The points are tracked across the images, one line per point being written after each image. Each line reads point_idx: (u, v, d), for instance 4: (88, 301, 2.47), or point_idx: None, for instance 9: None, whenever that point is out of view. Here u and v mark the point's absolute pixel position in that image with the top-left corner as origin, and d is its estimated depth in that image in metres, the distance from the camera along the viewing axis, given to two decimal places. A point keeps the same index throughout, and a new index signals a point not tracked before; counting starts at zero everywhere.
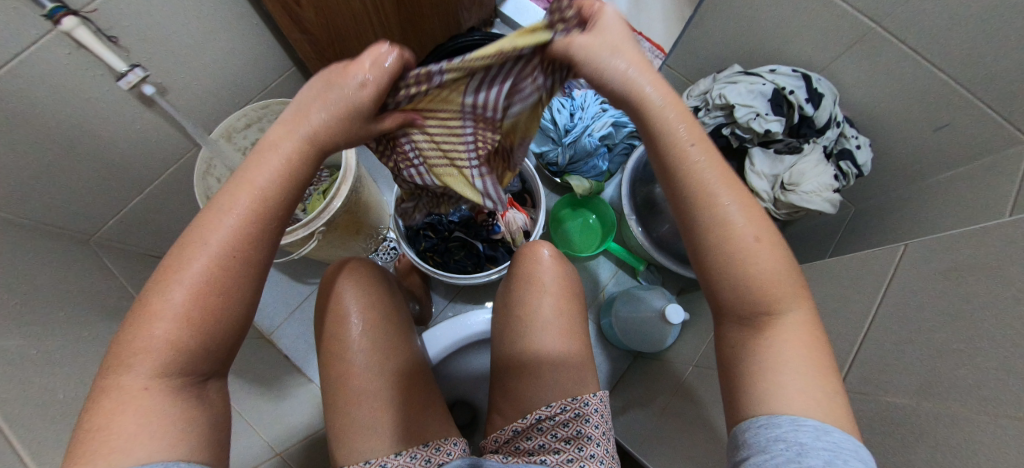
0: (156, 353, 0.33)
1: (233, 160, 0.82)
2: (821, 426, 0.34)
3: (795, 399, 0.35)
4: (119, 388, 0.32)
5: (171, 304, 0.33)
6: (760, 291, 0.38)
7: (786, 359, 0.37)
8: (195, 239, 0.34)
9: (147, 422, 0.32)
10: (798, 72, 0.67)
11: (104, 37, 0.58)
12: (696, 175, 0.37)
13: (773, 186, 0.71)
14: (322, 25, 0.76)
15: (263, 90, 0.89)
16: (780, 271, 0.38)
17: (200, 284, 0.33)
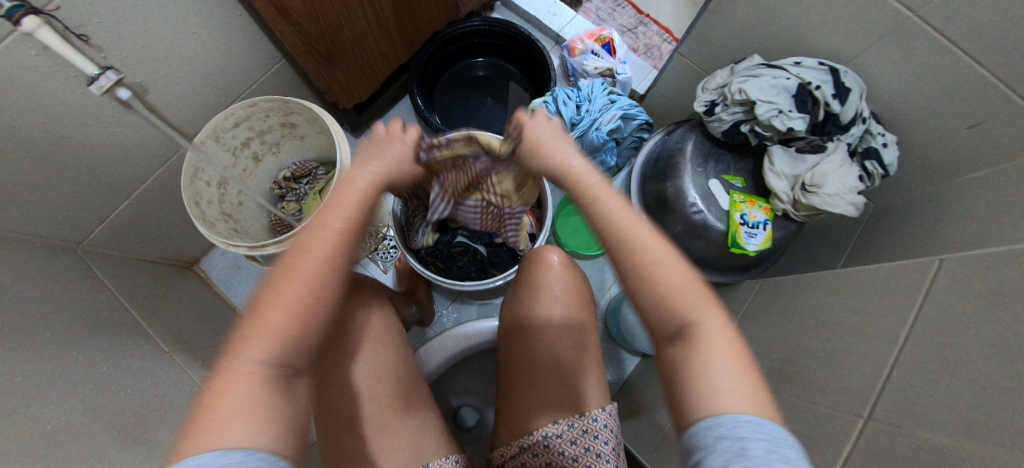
0: (269, 343, 0.33)
1: (222, 160, 0.78)
2: (758, 422, 0.31)
3: (729, 403, 0.33)
4: (230, 371, 0.32)
5: (284, 296, 0.33)
6: (673, 303, 0.36)
7: (712, 367, 0.34)
8: (306, 240, 0.35)
9: (254, 413, 0.31)
10: (825, 65, 0.62)
11: (73, 36, 0.53)
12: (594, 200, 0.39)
13: (792, 187, 0.67)
14: (313, 17, 0.71)
15: (251, 86, 0.83)
16: (690, 285, 0.37)
17: (310, 283, 0.34)
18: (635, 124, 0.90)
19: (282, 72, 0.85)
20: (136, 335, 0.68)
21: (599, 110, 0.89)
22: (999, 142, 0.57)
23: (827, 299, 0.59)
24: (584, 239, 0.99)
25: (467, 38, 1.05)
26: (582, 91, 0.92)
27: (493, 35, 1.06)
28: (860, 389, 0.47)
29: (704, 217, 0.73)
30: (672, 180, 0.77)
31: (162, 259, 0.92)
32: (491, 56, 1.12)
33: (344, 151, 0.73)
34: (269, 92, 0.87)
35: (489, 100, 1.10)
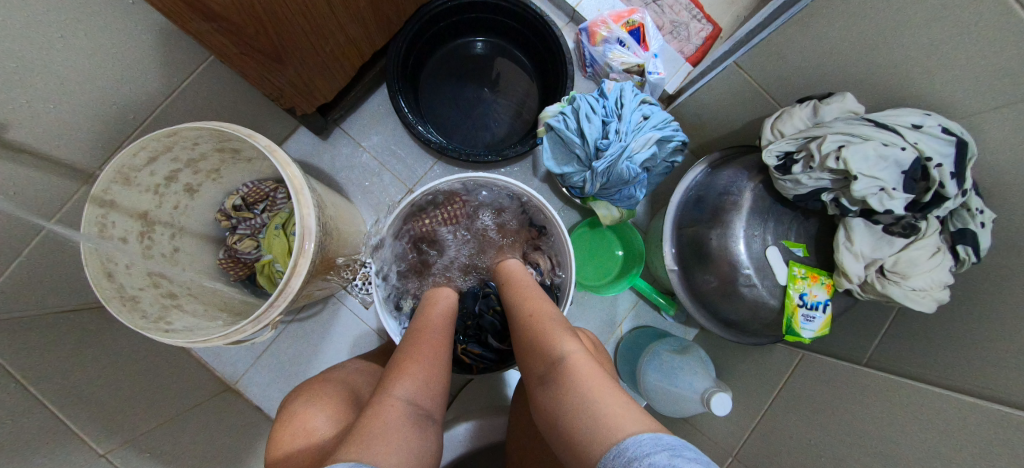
0: (404, 387, 0.45)
1: (141, 203, 0.58)
2: (656, 436, 0.33)
3: (616, 431, 0.35)
4: (386, 403, 0.42)
5: (424, 352, 0.50)
6: (546, 339, 0.49)
7: (592, 395, 0.40)
8: (418, 324, 0.56)
9: (391, 443, 0.38)
10: (950, 132, 0.48)
11: None
12: (513, 281, 0.62)
13: (868, 267, 0.56)
14: (244, 12, 0.48)
15: (172, 94, 0.60)
16: (559, 331, 0.49)
17: (441, 337, 0.55)
18: (671, 147, 0.74)
19: (216, 72, 0.63)
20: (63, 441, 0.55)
21: (631, 131, 0.72)
22: None
23: (896, 420, 0.51)
24: (596, 271, 0.87)
25: (463, 12, 0.82)
26: (609, 101, 0.75)
27: (496, 10, 0.83)
28: None
29: (755, 292, 0.62)
30: (718, 234, 0.64)
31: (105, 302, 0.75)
32: (493, 34, 0.89)
33: (305, 204, 0.57)
34: (202, 97, 0.64)
35: (488, 94, 0.89)
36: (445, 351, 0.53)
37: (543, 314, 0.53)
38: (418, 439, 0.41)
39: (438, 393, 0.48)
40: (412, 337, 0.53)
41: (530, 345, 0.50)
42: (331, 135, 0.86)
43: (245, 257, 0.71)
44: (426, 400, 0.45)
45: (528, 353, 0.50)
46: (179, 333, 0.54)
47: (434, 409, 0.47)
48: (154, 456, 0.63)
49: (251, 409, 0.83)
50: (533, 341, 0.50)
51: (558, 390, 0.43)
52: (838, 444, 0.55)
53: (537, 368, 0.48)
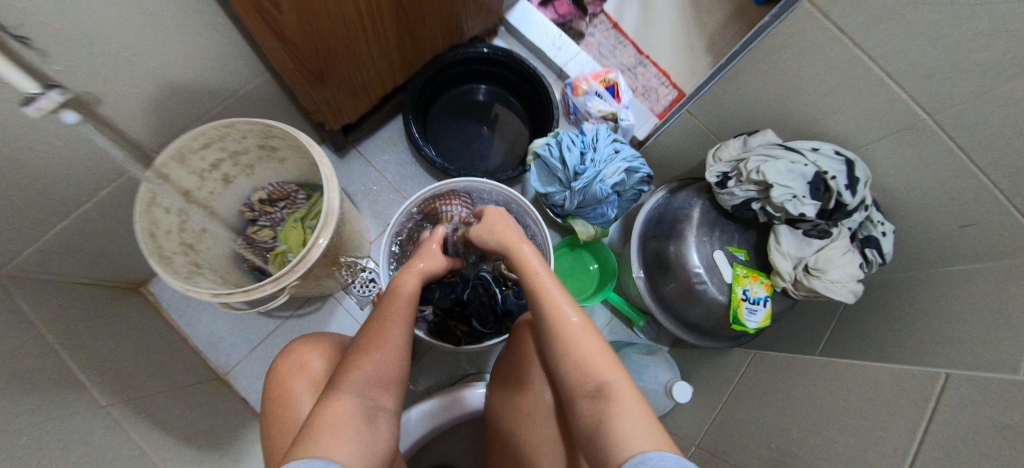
0: (355, 383, 0.47)
1: (187, 183, 0.68)
2: (676, 458, 0.39)
3: (639, 443, 0.41)
4: (335, 400, 0.45)
5: (384, 338, 0.51)
6: (579, 350, 0.49)
7: (622, 414, 0.43)
8: (388, 299, 0.56)
9: (341, 437, 0.41)
10: (841, 155, 0.62)
11: (9, 38, 0.43)
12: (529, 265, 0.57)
13: (796, 266, 0.68)
14: (306, 33, 0.63)
15: (226, 99, 0.73)
16: (598, 351, 0.50)
17: (403, 318, 0.54)
18: (638, 178, 0.88)
19: (266, 86, 0.76)
20: (68, 387, 0.58)
21: (604, 160, 0.86)
22: (988, 244, 0.58)
23: (824, 389, 0.59)
24: (575, 285, 0.96)
25: (471, 63, 1.00)
26: (586, 137, 0.90)
27: (499, 64, 1.01)
28: None
29: (706, 288, 0.72)
30: (676, 242, 0.76)
31: (102, 280, 0.79)
32: (494, 84, 1.07)
33: (332, 189, 0.68)
34: (248, 105, 0.77)
35: (486, 130, 1.05)
36: (405, 330, 0.53)
37: (585, 327, 0.51)
38: (367, 433, 0.44)
39: (393, 388, 0.50)
40: (375, 321, 0.53)
41: (557, 353, 0.50)
42: (347, 153, 0.99)
43: (262, 245, 0.79)
44: (381, 390, 0.48)
45: (554, 358, 0.51)
46: (201, 288, 0.62)
47: (387, 400, 0.49)
48: (148, 418, 0.65)
49: (237, 400, 0.86)
50: (564, 351, 0.50)
51: (591, 403, 0.47)
52: (778, 416, 0.62)
53: (566, 377, 0.50)
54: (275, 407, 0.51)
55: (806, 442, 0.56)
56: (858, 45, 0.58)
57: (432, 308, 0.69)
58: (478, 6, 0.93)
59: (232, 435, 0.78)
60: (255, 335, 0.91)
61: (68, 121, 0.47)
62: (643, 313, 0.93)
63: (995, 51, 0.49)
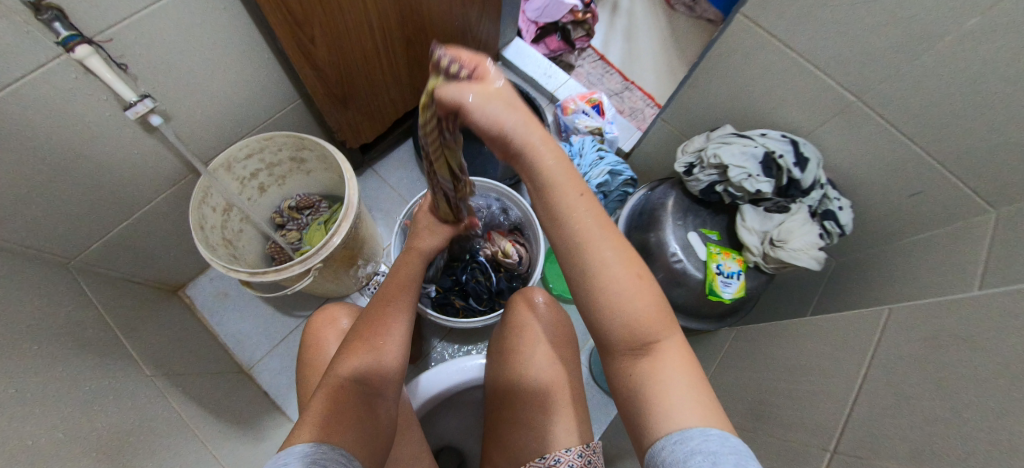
0: (355, 368, 0.50)
1: (230, 189, 0.81)
2: (723, 435, 0.35)
3: (683, 416, 0.36)
4: (332, 384, 0.48)
5: (387, 325, 0.56)
6: (617, 304, 0.38)
7: (669, 385, 0.38)
8: (391, 286, 0.60)
9: (340, 415, 0.46)
10: (787, 137, 0.72)
11: (114, 64, 0.58)
12: (547, 176, 0.38)
13: (762, 241, 0.75)
14: (334, 63, 0.79)
15: (266, 121, 0.87)
16: (652, 308, 0.40)
17: (402, 300, 0.59)
18: (622, 179, 0.98)
19: (298, 110, 0.91)
20: (120, 356, 0.68)
21: (588, 165, 0.98)
22: (939, 210, 0.68)
23: (793, 344, 0.65)
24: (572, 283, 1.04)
25: None
26: (573, 147, 1.03)
27: None
28: (824, 426, 0.51)
29: (683, 266, 0.79)
30: (656, 230, 0.83)
31: (144, 280, 0.90)
32: None
33: (352, 188, 0.78)
34: (282, 127, 0.92)
35: (487, 149, 1.18)
36: (407, 316, 0.59)
37: (638, 275, 0.39)
38: (365, 411, 0.48)
39: (392, 374, 0.54)
40: (376, 312, 0.57)
41: (598, 310, 0.39)
42: (364, 172, 1.12)
43: (289, 245, 0.91)
44: (379, 376, 0.52)
45: (587, 312, 0.40)
46: (239, 270, 0.73)
47: (385, 386, 0.53)
48: (184, 392, 0.74)
49: (261, 391, 0.93)
50: (610, 306, 0.39)
51: (636, 363, 0.40)
52: (754, 374, 0.67)
53: (604, 331, 0.40)
54: (308, 354, 0.62)
55: (777, 389, 0.61)
56: (788, 45, 0.69)
57: (435, 286, 0.83)
58: (476, 44, 1.11)
59: (255, 419, 0.86)
60: (279, 332, 1.00)
61: (153, 123, 0.67)
62: None
63: (894, 39, 0.59)
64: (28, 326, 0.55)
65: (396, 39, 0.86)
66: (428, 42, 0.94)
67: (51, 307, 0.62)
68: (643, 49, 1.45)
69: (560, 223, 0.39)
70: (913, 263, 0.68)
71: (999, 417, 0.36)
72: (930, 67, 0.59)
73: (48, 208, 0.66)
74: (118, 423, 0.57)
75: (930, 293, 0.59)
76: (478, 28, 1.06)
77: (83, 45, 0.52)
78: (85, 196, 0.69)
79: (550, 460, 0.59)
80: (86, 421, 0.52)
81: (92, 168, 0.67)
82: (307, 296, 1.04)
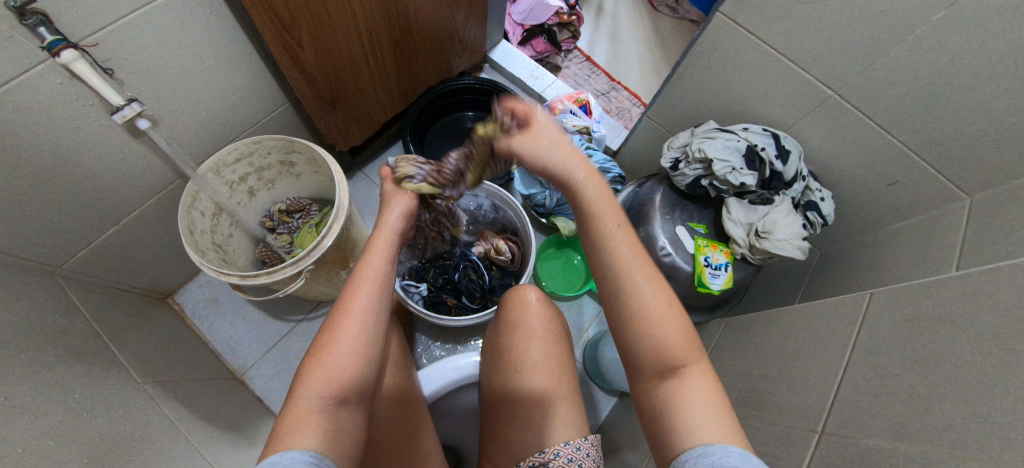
0: (318, 384, 0.46)
1: (219, 192, 0.80)
2: (744, 452, 0.37)
3: (706, 432, 0.39)
4: (296, 403, 0.45)
5: (352, 329, 0.49)
6: (645, 327, 0.45)
7: (694, 405, 0.41)
8: (357, 279, 0.52)
9: (315, 430, 0.44)
10: (768, 131, 0.74)
11: (100, 69, 0.58)
12: (590, 205, 0.49)
13: (748, 233, 0.77)
14: (322, 66, 0.79)
15: (254, 125, 0.87)
16: (680, 335, 0.45)
17: (375, 292, 0.52)
18: (610, 177, 1.00)
19: (287, 113, 0.91)
20: (110, 364, 0.67)
21: None
22: (915, 198, 0.70)
23: (780, 332, 0.66)
24: (563, 281, 1.06)
25: (460, 93, 1.16)
26: None
27: (484, 93, 1.17)
28: (812, 409, 0.52)
29: (672, 260, 0.81)
30: (645, 225, 0.85)
31: (132, 288, 0.89)
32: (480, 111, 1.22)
33: (343, 189, 0.78)
34: (270, 130, 0.92)
35: None
36: (378, 314, 0.52)
37: (669, 304, 0.46)
38: (333, 425, 0.46)
39: (357, 382, 0.49)
40: (334, 316, 0.51)
41: (631, 335, 0.46)
42: (354, 175, 1.13)
43: (280, 249, 0.90)
44: (341, 388, 0.47)
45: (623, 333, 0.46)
46: (230, 274, 0.73)
47: (354, 395, 0.48)
48: (176, 398, 0.73)
49: (254, 397, 0.93)
50: (643, 327, 0.45)
51: (665, 387, 0.44)
52: (744, 363, 0.69)
53: (637, 356, 0.46)
54: None
55: (766, 376, 0.62)
56: (766, 42, 0.71)
57: (427, 286, 0.83)
58: (463, 47, 1.12)
59: (249, 425, 0.85)
60: (271, 337, 1.00)
61: (141, 128, 0.67)
62: None
63: (867, 33, 0.62)
64: (16, 334, 0.55)
65: (384, 42, 0.87)
66: (415, 44, 0.95)
67: (38, 315, 0.61)
68: (628, 50, 1.47)
69: (598, 248, 0.48)
70: (894, 251, 0.70)
71: (978, 391, 0.37)
72: (903, 59, 0.61)
73: (33, 215, 0.65)
74: (109, 431, 0.56)
75: (908, 278, 0.61)
76: (465, 31, 1.07)
77: (68, 49, 0.52)
78: (70, 202, 0.69)
79: (549, 453, 0.59)
80: (76, 430, 0.51)
81: (77, 174, 0.66)
82: (299, 300, 1.04)
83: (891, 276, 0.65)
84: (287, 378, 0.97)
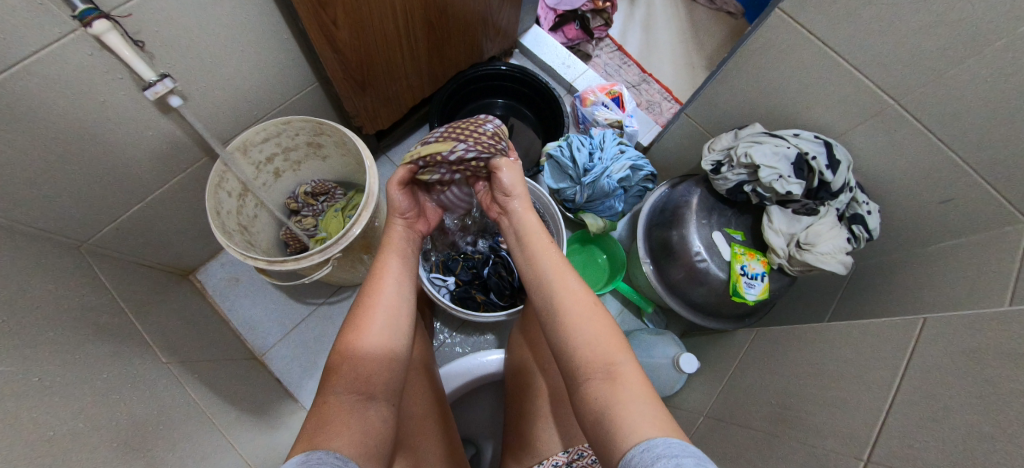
0: (336, 381, 0.46)
1: (245, 173, 0.78)
2: (682, 443, 0.37)
3: (644, 428, 0.39)
4: (321, 404, 0.45)
5: (377, 324, 0.50)
6: (569, 332, 0.48)
7: (631, 403, 0.41)
8: (380, 272, 0.54)
9: (343, 427, 0.43)
10: (820, 139, 0.71)
11: (132, 41, 0.55)
12: (522, 233, 0.58)
13: (789, 243, 0.74)
14: (355, 46, 0.76)
15: (281, 104, 0.85)
16: (605, 335, 0.47)
17: (399, 286, 0.54)
18: (642, 175, 0.95)
19: (314, 92, 0.88)
20: (137, 344, 0.67)
21: (610, 158, 0.94)
22: (965, 219, 0.67)
23: (818, 349, 0.65)
24: (587, 278, 1.04)
25: (490, 79, 1.12)
26: (594, 139, 0.98)
27: (514, 80, 1.13)
28: (857, 434, 0.50)
29: (707, 266, 0.79)
30: (679, 228, 0.82)
31: (155, 264, 0.88)
32: (509, 98, 1.19)
33: (373, 175, 0.76)
34: (297, 110, 0.89)
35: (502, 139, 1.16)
36: (403, 311, 0.52)
37: (592, 311, 0.49)
38: (360, 417, 0.45)
39: (376, 379, 0.48)
40: (358, 309, 0.51)
41: (561, 342, 0.49)
42: (379, 159, 1.11)
43: (304, 232, 0.89)
44: (365, 382, 0.47)
45: (559, 345, 0.49)
46: (257, 258, 0.71)
47: (379, 391, 0.48)
48: (199, 380, 0.73)
49: (273, 379, 0.93)
50: (569, 332, 0.48)
51: (597, 385, 0.44)
52: (777, 378, 0.68)
53: (571, 359, 0.47)
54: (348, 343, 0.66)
55: (804, 395, 0.61)
56: (826, 44, 0.67)
57: (455, 280, 0.82)
58: (495, 30, 1.08)
59: (269, 407, 0.85)
60: (292, 320, 0.99)
61: (174, 105, 0.65)
62: (652, 301, 1.01)
63: (941, 42, 0.58)
64: (44, 312, 0.54)
65: (418, 24, 0.83)
66: (448, 27, 0.92)
67: (66, 292, 0.60)
68: (661, 40, 1.42)
69: (532, 263, 0.55)
70: (937, 271, 0.68)
71: None
72: (977, 72, 0.57)
73: (61, 190, 0.64)
74: (139, 412, 0.56)
75: (960, 303, 0.58)
76: (500, 14, 1.03)
77: (101, 19, 0.49)
78: (97, 178, 0.67)
79: (572, 451, 0.58)
80: (106, 411, 0.51)
81: (106, 150, 0.65)
82: (319, 284, 1.03)
83: (932, 299, 0.64)
84: (306, 361, 0.97)
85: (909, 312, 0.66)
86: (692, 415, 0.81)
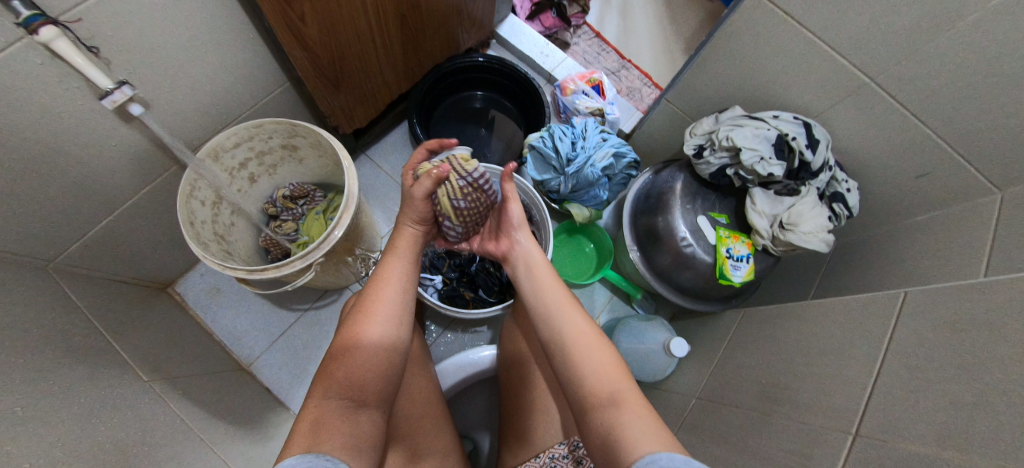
0: (327, 383, 0.45)
1: (219, 180, 0.76)
2: (686, 458, 0.37)
3: (647, 445, 0.39)
4: (309, 407, 0.43)
5: (376, 325, 0.49)
6: (576, 358, 0.48)
7: (636, 425, 0.41)
8: (382, 276, 0.53)
9: (334, 430, 0.42)
10: (798, 119, 0.71)
11: (84, 47, 0.52)
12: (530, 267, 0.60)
13: (772, 224, 0.75)
14: (326, 43, 0.73)
15: (252, 106, 0.82)
16: (612, 365, 0.47)
17: (397, 288, 0.53)
18: (626, 162, 0.95)
19: (285, 93, 0.85)
20: (115, 364, 0.64)
21: (593, 147, 0.94)
22: (940, 193, 0.69)
23: (804, 327, 0.66)
24: (575, 268, 1.04)
25: (467, 72, 1.10)
26: (576, 128, 0.97)
27: (491, 71, 1.11)
28: (843, 408, 0.52)
29: (692, 250, 0.80)
30: (664, 214, 0.83)
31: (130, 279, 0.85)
32: (488, 90, 1.17)
33: (352, 177, 0.74)
34: (269, 112, 0.86)
35: (483, 132, 1.15)
36: (400, 314, 0.51)
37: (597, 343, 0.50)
38: (352, 419, 0.44)
39: (371, 380, 0.47)
40: (356, 311, 0.50)
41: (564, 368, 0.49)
42: (358, 158, 1.08)
43: (284, 238, 0.86)
44: (356, 386, 0.45)
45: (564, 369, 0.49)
46: (236, 268, 0.69)
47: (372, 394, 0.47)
48: (185, 396, 0.71)
49: (263, 388, 0.91)
50: (575, 358, 0.48)
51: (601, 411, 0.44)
52: (765, 357, 0.69)
53: (577, 388, 0.47)
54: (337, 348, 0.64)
55: (792, 372, 0.62)
56: (802, 23, 0.67)
57: (442, 278, 0.82)
58: (471, 21, 1.05)
59: (260, 418, 0.84)
60: (277, 327, 0.97)
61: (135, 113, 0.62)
62: (640, 288, 1.02)
63: (914, 17, 0.58)
64: (12, 338, 0.51)
65: (391, 18, 0.81)
66: (422, 21, 0.89)
67: (33, 315, 0.58)
68: (639, 25, 1.41)
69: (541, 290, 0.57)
70: (914, 245, 0.69)
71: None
72: (950, 47, 0.58)
73: (19, 207, 0.60)
74: (122, 435, 0.54)
75: (938, 275, 0.60)
76: (475, 4, 1.00)
77: (47, 25, 0.46)
78: (58, 192, 0.64)
79: (569, 443, 0.59)
80: (86, 437, 0.49)
81: (66, 163, 0.61)
82: (304, 289, 1.01)
83: (912, 272, 0.65)
84: (295, 368, 0.95)
85: (889, 286, 0.68)
86: (684, 398, 0.82)
